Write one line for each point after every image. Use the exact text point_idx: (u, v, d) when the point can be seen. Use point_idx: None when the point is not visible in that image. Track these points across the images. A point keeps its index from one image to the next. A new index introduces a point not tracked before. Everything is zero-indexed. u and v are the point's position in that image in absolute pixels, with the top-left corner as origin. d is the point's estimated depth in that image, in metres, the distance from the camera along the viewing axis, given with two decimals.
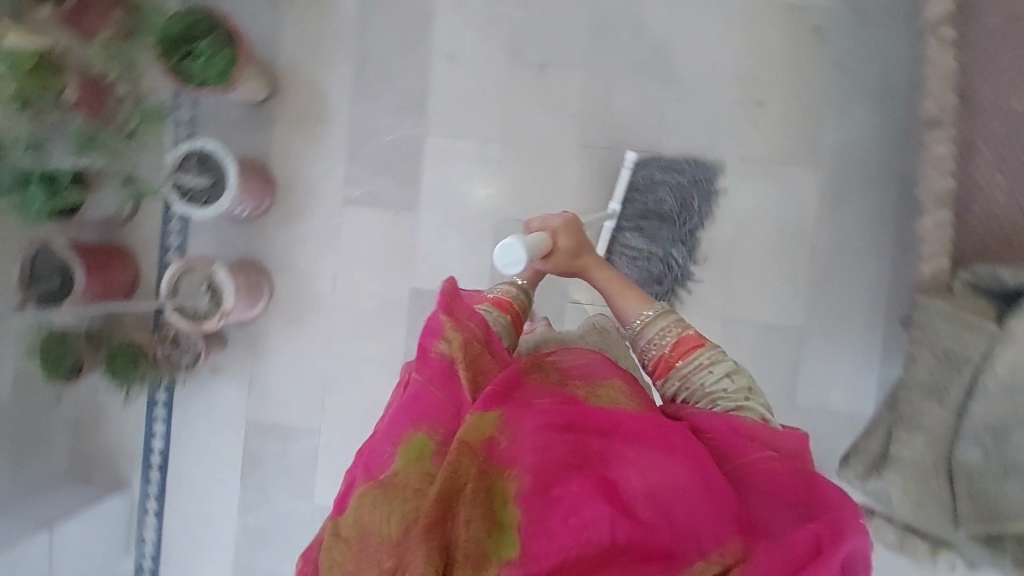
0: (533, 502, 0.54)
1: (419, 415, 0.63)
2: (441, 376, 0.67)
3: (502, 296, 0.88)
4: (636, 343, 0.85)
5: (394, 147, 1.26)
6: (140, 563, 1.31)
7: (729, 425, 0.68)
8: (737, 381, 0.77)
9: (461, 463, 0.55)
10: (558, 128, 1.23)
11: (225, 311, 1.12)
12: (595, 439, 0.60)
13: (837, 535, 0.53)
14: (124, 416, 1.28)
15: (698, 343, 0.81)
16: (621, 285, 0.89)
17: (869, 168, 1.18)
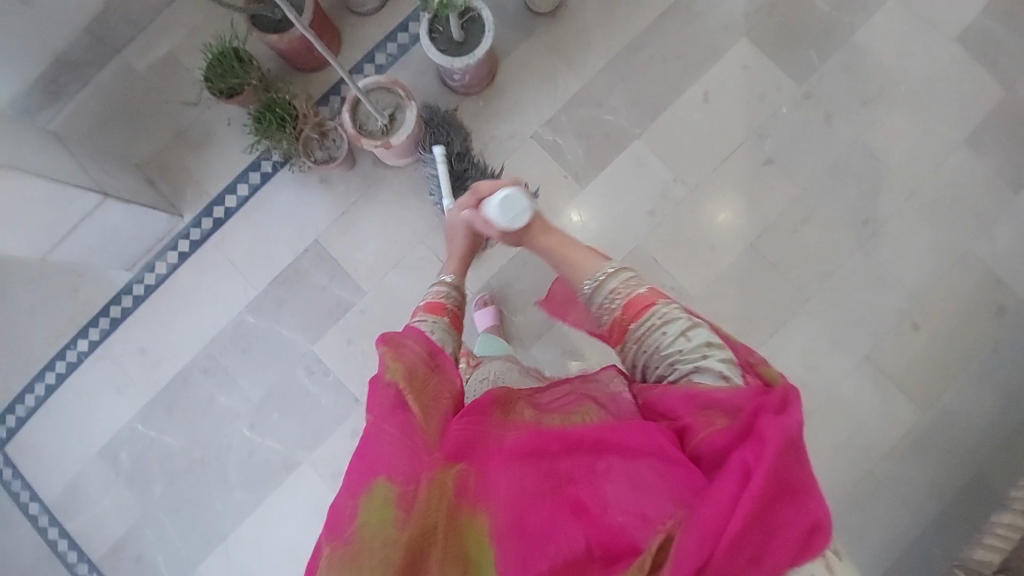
0: (505, 538, 0.55)
1: (375, 464, 0.59)
2: (393, 412, 0.63)
3: (436, 299, 0.79)
4: (590, 308, 0.77)
5: (608, 126, 1.26)
6: (133, 284, 1.28)
7: (685, 395, 0.61)
8: (696, 338, 0.66)
9: (432, 501, 0.56)
10: (746, 217, 1.24)
11: (388, 143, 1.09)
12: (558, 458, 0.60)
13: (764, 455, 0.52)
14: (222, 158, 1.26)
15: (650, 302, 0.70)
16: (575, 251, 0.83)
17: (954, 444, 1.23)
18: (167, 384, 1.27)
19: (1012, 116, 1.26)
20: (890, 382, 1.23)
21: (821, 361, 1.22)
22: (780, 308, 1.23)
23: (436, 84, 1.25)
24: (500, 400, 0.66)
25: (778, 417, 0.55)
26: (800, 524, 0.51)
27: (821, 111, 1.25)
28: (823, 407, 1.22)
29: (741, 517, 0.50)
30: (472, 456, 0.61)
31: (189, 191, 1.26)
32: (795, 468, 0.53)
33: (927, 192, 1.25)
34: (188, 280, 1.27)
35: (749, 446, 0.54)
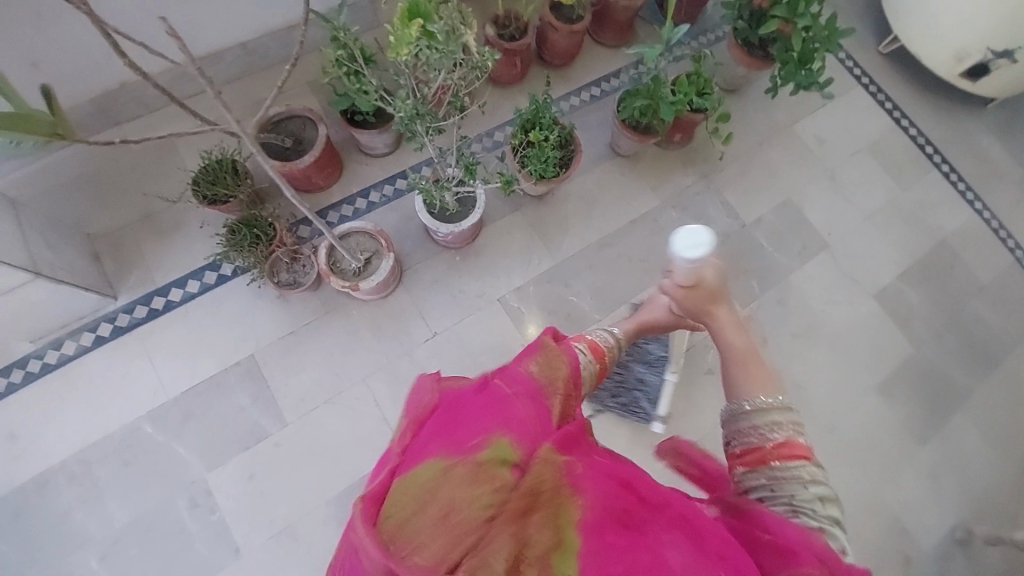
0: (590, 537, 0.49)
1: (503, 419, 0.55)
2: (529, 396, 0.61)
3: (602, 344, 0.87)
4: (733, 420, 0.70)
5: (573, 306, 1.33)
6: (29, 358, 1.15)
7: (798, 537, 0.55)
8: (822, 498, 0.61)
9: (546, 480, 0.51)
10: (683, 420, 1.29)
11: (356, 286, 1.11)
12: (646, 505, 0.55)
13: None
14: (182, 250, 1.22)
15: (809, 453, 0.64)
16: (745, 358, 0.78)
17: None
18: (26, 482, 1.09)
19: (916, 375, 1.43)
20: None
21: None
22: None
23: (421, 234, 1.32)
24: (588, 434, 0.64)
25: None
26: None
27: (759, 337, 1.38)
28: None
29: None
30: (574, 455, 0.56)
31: (135, 277, 1.20)
32: None
33: (843, 430, 1.34)
34: (97, 369, 1.15)
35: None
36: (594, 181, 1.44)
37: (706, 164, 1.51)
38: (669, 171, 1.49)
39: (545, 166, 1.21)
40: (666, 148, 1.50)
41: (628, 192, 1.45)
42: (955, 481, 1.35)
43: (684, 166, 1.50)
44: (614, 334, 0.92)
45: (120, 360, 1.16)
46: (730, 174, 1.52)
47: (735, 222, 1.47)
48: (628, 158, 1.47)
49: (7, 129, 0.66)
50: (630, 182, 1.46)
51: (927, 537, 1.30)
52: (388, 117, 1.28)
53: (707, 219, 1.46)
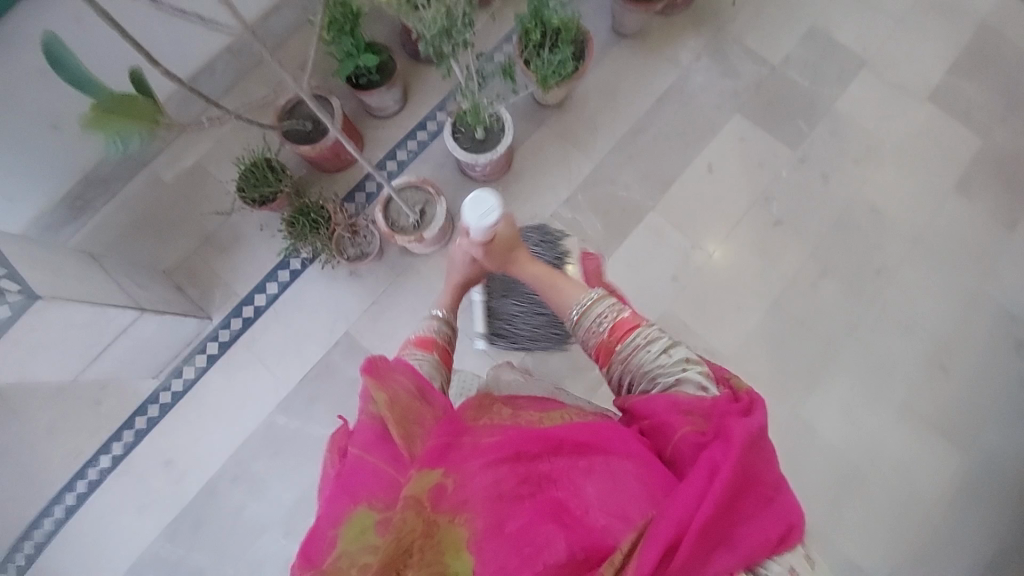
0: (484, 539, 0.54)
1: (355, 491, 0.59)
2: (374, 442, 0.63)
3: (427, 334, 0.83)
4: (578, 333, 0.79)
5: (623, 201, 1.33)
6: (159, 393, 1.25)
7: (667, 404, 0.63)
8: (675, 353, 0.70)
9: (408, 523, 0.54)
10: (764, 274, 1.29)
11: (422, 237, 1.15)
12: (539, 461, 0.59)
13: (725, 455, 0.55)
14: (251, 256, 1.29)
15: (638, 321, 0.75)
16: (555, 277, 0.86)
17: (1002, 486, 1.20)
18: (196, 495, 1.20)
19: (991, 164, 1.36)
20: (933, 426, 1.22)
21: (864, 412, 1.22)
22: (814, 360, 1.24)
23: (457, 177, 1.33)
24: (473, 408, 0.69)
25: (742, 418, 0.59)
26: (768, 519, 0.55)
27: (818, 174, 1.34)
28: (873, 459, 1.20)
29: (714, 502, 0.52)
30: (445, 462, 0.59)
31: (221, 296, 1.28)
32: (762, 467, 0.57)
33: (927, 238, 1.31)
34: (218, 384, 1.25)
35: (717, 446, 0.56)
36: (608, 71, 1.39)
37: (718, 17, 1.42)
38: (681, 37, 1.41)
39: (565, 66, 1.19)
40: (671, 13, 1.41)
41: (645, 72, 1.39)
42: None
43: (694, 27, 1.42)
44: (436, 315, 0.86)
45: (235, 370, 1.25)
46: (745, 19, 1.43)
47: (763, 68, 1.40)
48: (634, 37, 1.40)
49: (111, 116, 0.76)
50: (644, 61, 1.40)
51: None
52: (389, 71, 1.26)
53: (732, 73, 1.40)
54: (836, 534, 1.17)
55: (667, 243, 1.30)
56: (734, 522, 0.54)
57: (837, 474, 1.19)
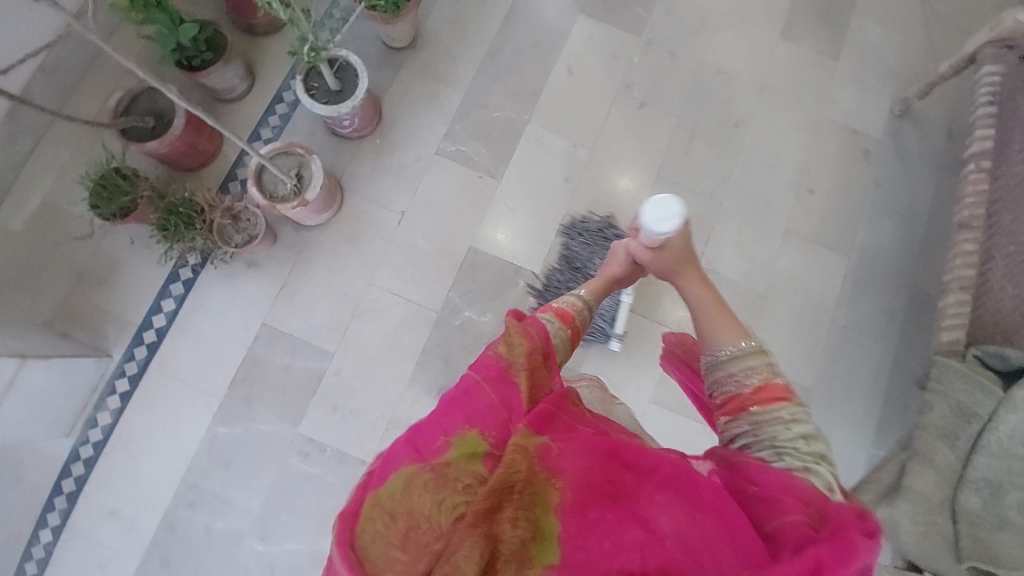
0: (570, 516, 0.52)
1: (470, 414, 0.58)
2: (495, 381, 0.61)
3: (565, 307, 0.76)
4: (712, 373, 0.72)
5: (500, 121, 1.36)
6: (78, 448, 1.15)
7: (781, 483, 0.56)
8: (810, 442, 0.62)
9: (518, 463, 0.54)
10: (645, 154, 1.38)
11: (304, 201, 1.12)
12: (636, 471, 0.56)
13: (839, 562, 0.48)
14: (138, 278, 1.21)
15: (789, 394, 0.66)
16: (716, 306, 0.77)
17: (884, 273, 1.37)
18: (154, 534, 1.13)
19: (806, 7, 1.52)
20: (816, 242, 1.37)
21: (758, 247, 1.35)
22: (706, 217, 1.36)
23: (331, 141, 1.30)
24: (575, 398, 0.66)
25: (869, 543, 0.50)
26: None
27: (665, 51, 1.44)
28: (776, 285, 1.34)
29: None
30: (551, 432, 0.58)
31: (116, 329, 1.20)
32: None
33: (771, 84, 1.45)
34: (141, 417, 1.17)
35: (828, 544, 0.49)
36: (449, 2, 1.40)
37: None
38: None
39: None
40: None
41: None
42: (875, 70, 1.49)
43: None
44: (576, 294, 0.80)
45: (155, 398, 1.18)
46: None
47: None
48: None
49: None
50: None
51: (874, 125, 1.46)
52: (222, 46, 1.22)
53: None
54: None
55: (553, 148, 1.36)
56: None
57: (750, 306, 1.32)
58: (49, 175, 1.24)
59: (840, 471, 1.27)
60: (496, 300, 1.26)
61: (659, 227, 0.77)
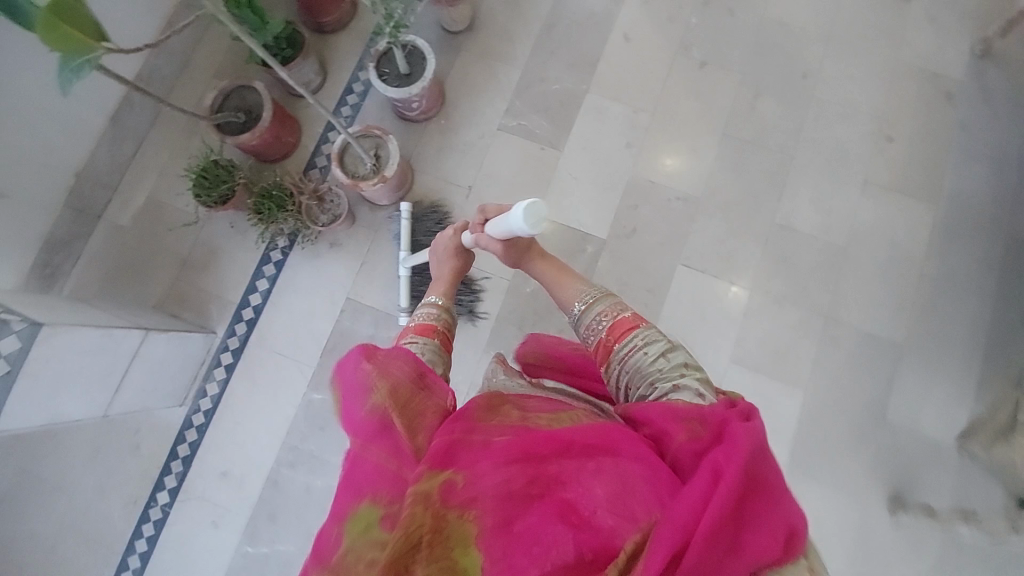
0: (487, 541, 0.50)
1: (361, 486, 0.57)
2: (377, 435, 0.60)
3: (426, 321, 0.83)
4: (579, 331, 0.82)
5: (559, 92, 1.38)
6: (191, 417, 1.27)
7: (665, 414, 0.58)
8: (675, 359, 0.69)
9: (418, 516, 0.51)
10: (706, 114, 1.36)
11: (384, 177, 1.18)
12: (544, 463, 0.54)
13: (733, 457, 0.50)
14: (236, 261, 1.32)
15: (633, 323, 0.76)
16: (564, 275, 0.91)
17: (977, 220, 1.29)
18: (261, 492, 1.22)
19: None
20: (896, 191, 1.31)
21: (833, 200, 1.31)
22: (775, 172, 1.33)
23: (399, 124, 1.37)
24: (484, 404, 0.62)
25: (745, 424, 0.53)
26: (777, 523, 0.48)
27: (722, 9, 1.41)
28: (856, 238, 1.29)
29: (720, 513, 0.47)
30: (446, 455, 0.55)
31: (218, 308, 1.31)
32: (773, 473, 0.51)
33: (838, 34, 1.40)
34: (243, 386, 1.27)
35: (721, 449, 0.51)
36: None
37: None
38: None
39: None
40: None
41: None
42: (953, 10, 1.40)
43: None
44: (433, 303, 0.86)
45: (255, 369, 1.27)
46: None
47: None
48: None
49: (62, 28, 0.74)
50: None
51: (956, 67, 1.38)
52: (300, 42, 1.31)
53: None
54: (847, 313, 1.25)
55: (612, 116, 1.37)
56: (745, 534, 0.48)
57: (828, 261, 1.28)
58: (154, 173, 1.37)
59: (939, 429, 1.20)
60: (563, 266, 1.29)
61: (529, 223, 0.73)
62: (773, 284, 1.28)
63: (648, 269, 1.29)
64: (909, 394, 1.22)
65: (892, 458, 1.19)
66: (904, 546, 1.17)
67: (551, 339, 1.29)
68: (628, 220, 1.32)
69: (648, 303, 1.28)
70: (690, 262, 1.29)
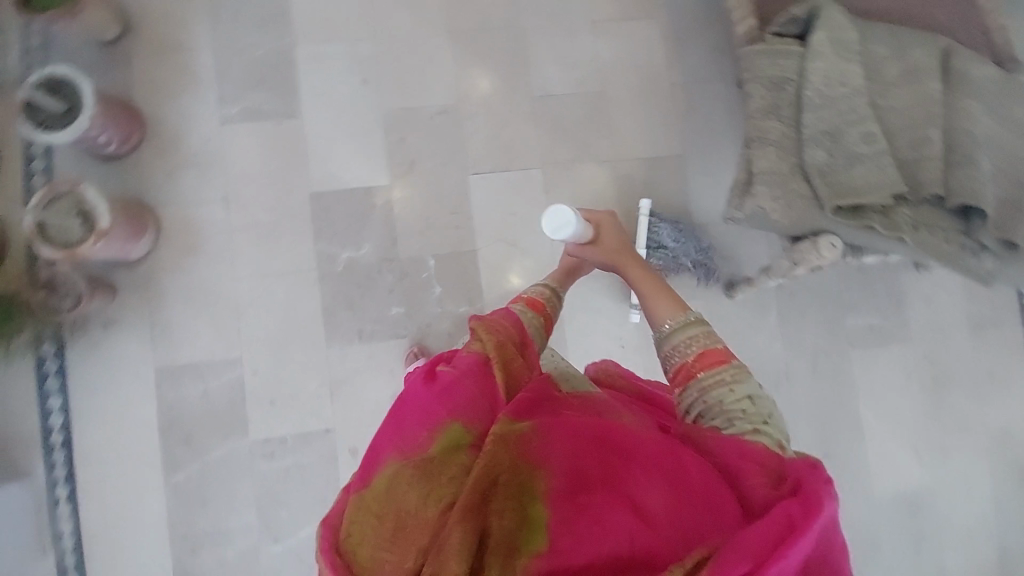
0: (561, 501, 0.53)
1: (454, 404, 0.59)
2: (474, 373, 0.63)
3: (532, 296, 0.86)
4: (660, 349, 0.82)
5: (267, 59, 1.24)
6: (62, 563, 1.12)
7: (737, 450, 0.60)
8: (756, 405, 0.70)
9: (499, 456, 0.54)
10: (424, 18, 1.30)
11: (100, 231, 1.02)
12: (617, 454, 0.57)
13: (812, 514, 0.51)
14: (9, 395, 1.13)
15: (725, 358, 0.75)
16: (657, 287, 0.89)
17: (698, 13, 1.36)
18: None
19: None
20: (623, 18, 1.35)
21: (575, 50, 1.33)
22: (513, 48, 1.31)
23: (110, 167, 1.18)
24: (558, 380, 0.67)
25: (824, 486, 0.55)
26: None
27: None
28: (609, 77, 1.33)
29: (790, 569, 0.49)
30: (535, 415, 0.59)
31: (18, 452, 1.13)
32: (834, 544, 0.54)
33: None
34: (97, 510, 1.13)
35: (794, 503, 0.53)
36: None
37: None
38: None
39: None
40: None
41: None
42: None
43: None
44: (541, 283, 0.91)
45: (97, 489, 1.13)
46: None
47: None
48: None
49: None
50: None
51: None
52: None
53: None
54: (629, 149, 1.32)
55: (334, 59, 1.26)
56: None
57: (594, 109, 1.32)
58: None
59: None
60: (363, 229, 1.23)
61: (560, 234, 0.90)
62: (558, 153, 1.31)
63: (445, 193, 1.26)
64: (706, 192, 1.34)
65: (715, 252, 1.32)
66: (749, 315, 1.34)
67: (387, 301, 1.22)
68: (401, 156, 1.27)
69: (460, 224, 1.26)
70: (478, 167, 1.28)
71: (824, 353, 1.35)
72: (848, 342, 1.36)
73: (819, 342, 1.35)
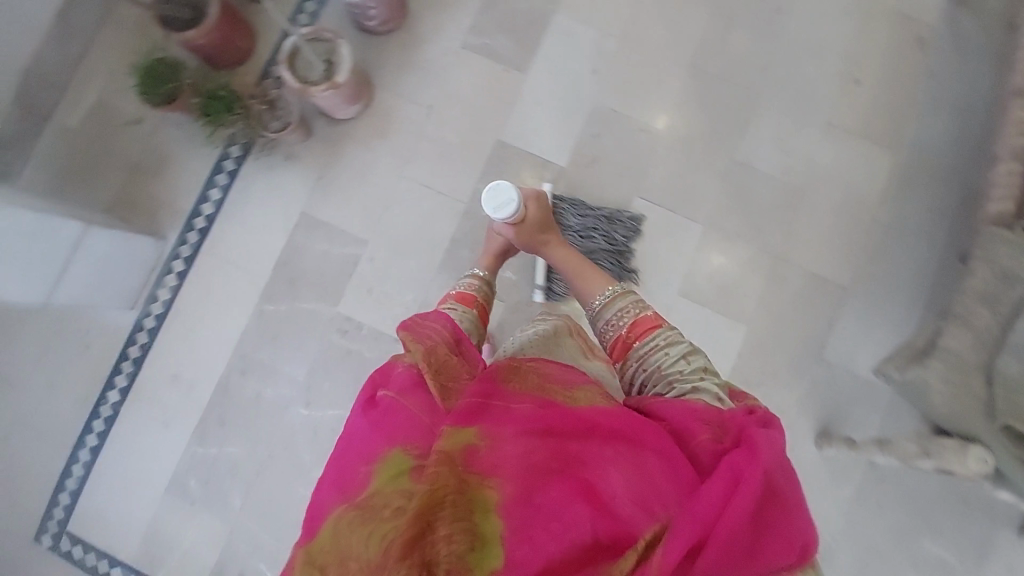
0: (517, 505, 0.52)
1: (394, 433, 0.61)
2: (412, 391, 0.65)
3: (467, 291, 0.92)
4: (597, 324, 0.86)
5: (526, 13, 1.33)
6: (142, 320, 1.27)
7: (686, 412, 0.61)
8: (692, 363, 0.72)
9: (440, 472, 0.54)
10: (675, 45, 1.32)
11: (334, 83, 1.15)
12: (568, 440, 0.57)
13: (755, 462, 0.53)
14: (189, 169, 1.30)
15: (655, 322, 0.79)
16: (578, 263, 0.95)
17: (938, 166, 1.27)
18: (211, 398, 1.25)
19: None
20: (859, 135, 1.30)
21: (796, 140, 1.30)
22: (739, 109, 1.31)
23: (359, 37, 1.32)
24: (503, 368, 0.66)
25: (765, 434, 0.57)
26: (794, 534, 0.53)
27: None
28: (815, 180, 1.29)
29: (740, 513, 0.51)
30: (479, 416, 0.59)
31: (170, 216, 1.29)
32: (784, 485, 0.55)
33: None
34: (195, 295, 1.27)
35: (739, 454, 0.54)
36: None
37: None
38: None
39: None
40: None
41: None
42: None
43: None
44: (475, 274, 0.98)
45: (207, 279, 1.27)
46: None
47: None
48: None
49: None
50: None
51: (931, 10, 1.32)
52: None
53: None
54: (796, 254, 1.27)
55: (580, 41, 1.33)
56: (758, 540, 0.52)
57: (784, 202, 1.28)
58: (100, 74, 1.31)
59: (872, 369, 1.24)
60: None
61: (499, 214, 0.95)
62: (727, 223, 1.28)
63: (607, 201, 1.29)
64: (849, 335, 1.25)
65: (826, 395, 1.24)
66: (827, 474, 1.23)
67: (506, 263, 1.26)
68: (588, 150, 1.30)
69: None
70: (648, 195, 1.29)
71: (882, 557, 1.22)
72: (914, 563, 1.22)
73: (884, 544, 1.22)
